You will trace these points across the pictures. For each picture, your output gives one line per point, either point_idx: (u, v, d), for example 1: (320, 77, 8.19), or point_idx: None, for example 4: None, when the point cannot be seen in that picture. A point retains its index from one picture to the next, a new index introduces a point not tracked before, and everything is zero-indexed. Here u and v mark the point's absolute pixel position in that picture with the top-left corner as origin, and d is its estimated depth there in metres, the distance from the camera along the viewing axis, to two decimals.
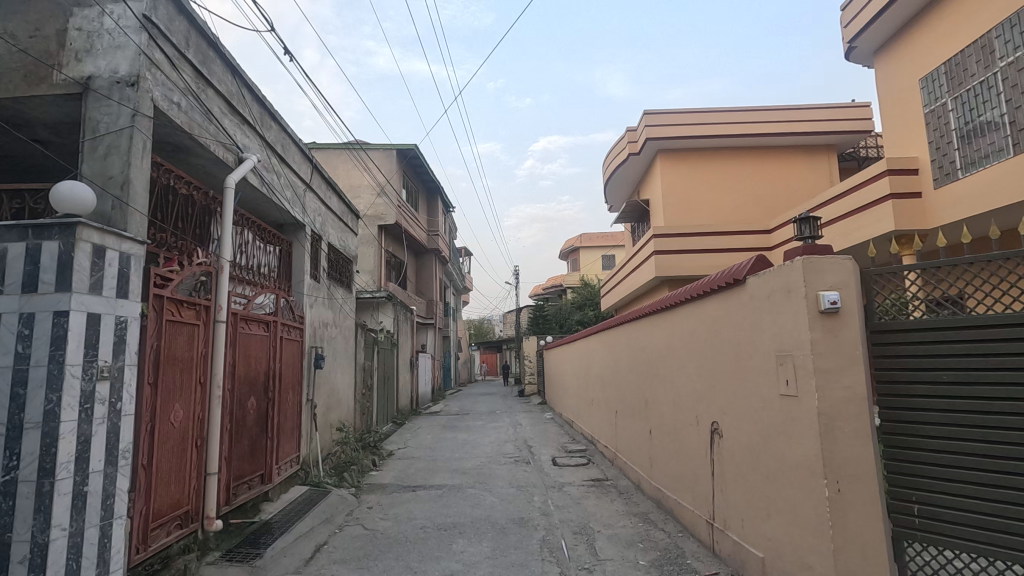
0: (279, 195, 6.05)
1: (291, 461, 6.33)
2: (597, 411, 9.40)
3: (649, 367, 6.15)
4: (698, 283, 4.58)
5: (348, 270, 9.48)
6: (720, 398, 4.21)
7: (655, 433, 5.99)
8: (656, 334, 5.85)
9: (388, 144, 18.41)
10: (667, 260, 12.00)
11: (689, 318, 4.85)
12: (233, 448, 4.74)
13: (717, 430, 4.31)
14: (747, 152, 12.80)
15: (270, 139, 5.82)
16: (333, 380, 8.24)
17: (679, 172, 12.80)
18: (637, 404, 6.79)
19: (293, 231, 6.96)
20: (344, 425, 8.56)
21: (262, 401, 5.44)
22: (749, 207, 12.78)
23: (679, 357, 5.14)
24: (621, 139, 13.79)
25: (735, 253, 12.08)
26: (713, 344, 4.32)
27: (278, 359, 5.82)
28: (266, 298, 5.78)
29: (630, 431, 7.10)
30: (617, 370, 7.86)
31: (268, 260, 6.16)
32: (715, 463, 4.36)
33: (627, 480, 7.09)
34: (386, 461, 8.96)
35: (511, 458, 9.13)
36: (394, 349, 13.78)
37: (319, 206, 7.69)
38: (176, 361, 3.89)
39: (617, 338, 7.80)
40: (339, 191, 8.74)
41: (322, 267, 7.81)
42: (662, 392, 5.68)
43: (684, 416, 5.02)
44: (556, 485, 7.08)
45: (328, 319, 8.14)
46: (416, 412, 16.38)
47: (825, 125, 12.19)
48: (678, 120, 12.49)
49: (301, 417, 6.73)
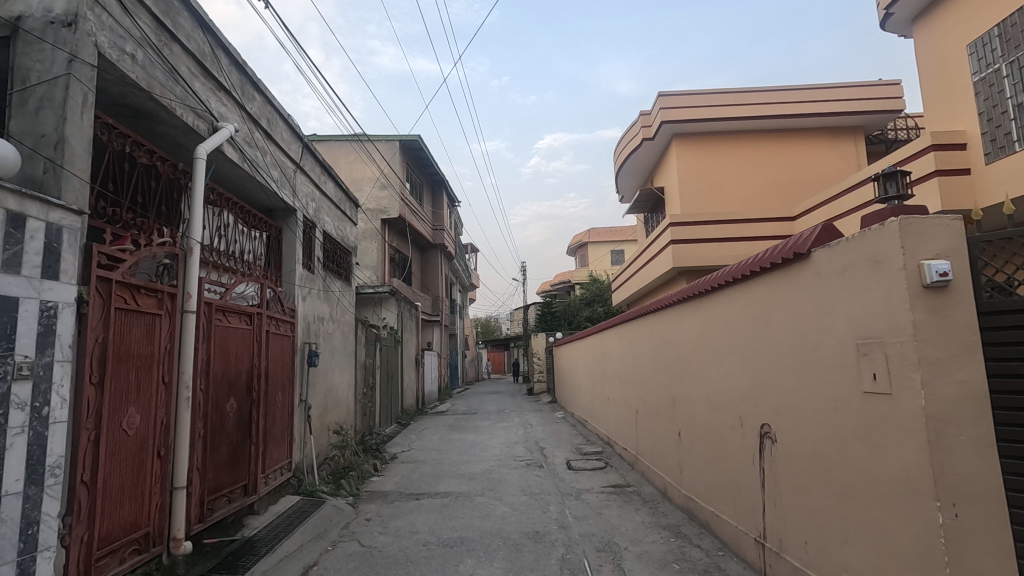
0: (264, 174, 5.46)
1: (281, 469, 5.73)
2: (614, 411, 8.74)
3: (677, 362, 5.51)
4: (742, 264, 3.94)
5: (346, 263, 8.88)
6: (773, 396, 3.58)
7: (686, 437, 5.35)
8: (686, 324, 5.21)
9: (390, 135, 17.80)
10: (685, 249, 11.31)
11: (730, 305, 4.20)
12: (207, 457, 4.15)
13: (768, 433, 3.66)
14: (767, 135, 12.09)
15: (252, 111, 5.23)
16: (329, 379, 7.65)
17: (695, 158, 12.12)
18: (662, 404, 6.15)
19: (283, 217, 6.38)
20: (342, 427, 7.97)
21: (245, 403, 4.83)
22: (772, 193, 12.06)
23: (716, 349, 4.50)
24: (634, 124, 13.12)
25: (757, 241, 11.37)
26: (763, 333, 3.68)
27: (264, 356, 5.21)
28: (252, 287, 5.18)
29: (654, 433, 6.45)
30: (638, 365, 7.21)
31: (252, 247, 5.56)
32: (766, 473, 3.72)
33: (650, 486, 6.45)
34: (389, 466, 8.38)
35: (523, 462, 8.51)
36: (397, 347, 13.18)
37: (312, 190, 7.10)
38: (130, 357, 3.29)
39: (638, 331, 7.16)
40: (336, 177, 8.16)
41: (316, 257, 7.21)
42: (695, 389, 5.03)
43: (724, 417, 4.36)
44: (573, 493, 6.45)
45: (323, 314, 7.55)
46: (421, 412, 15.79)
47: (853, 105, 11.46)
48: (696, 101, 11.79)
49: (293, 420, 6.14)
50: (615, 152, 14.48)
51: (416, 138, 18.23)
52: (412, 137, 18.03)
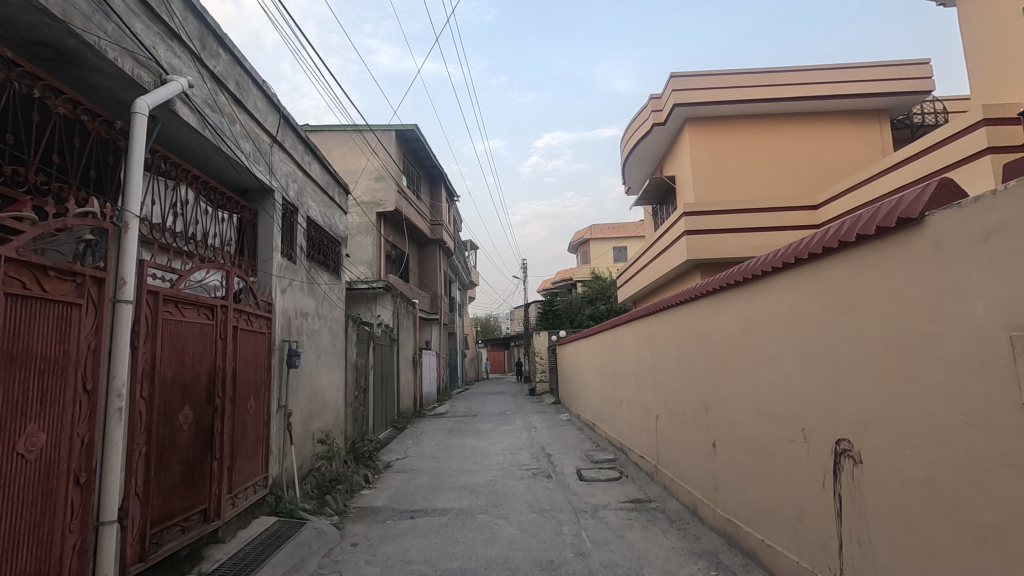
0: (232, 144, 4.70)
1: (255, 486, 4.97)
2: (629, 415, 8.01)
3: (712, 360, 4.76)
4: (810, 240, 3.22)
5: (335, 253, 8.11)
6: (857, 404, 2.83)
7: (724, 449, 4.60)
8: (724, 317, 4.48)
9: (386, 124, 17.03)
10: (701, 241, 10.55)
11: (788, 292, 3.47)
12: (152, 480, 3.39)
13: (847, 451, 2.93)
14: (786, 119, 11.33)
15: (216, 69, 4.48)
16: (315, 380, 6.90)
17: (710, 143, 11.37)
18: (690, 410, 5.39)
19: (259, 198, 5.63)
20: (330, 434, 7.22)
21: (206, 411, 4.07)
22: (790, 181, 11.30)
23: (769, 346, 3.75)
24: (644, 108, 12.38)
25: (778, 231, 10.59)
26: (842, 325, 2.93)
27: (230, 356, 4.45)
28: (215, 274, 4.41)
29: (680, 441, 5.71)
30: (658, 365, 6.47)
31: (219, 230, 4.79)
32: (843, 500, 2.97)
33: (675, 501, 5.72)
34: (381, 476, 7.63)
35: (528, 471, 7.77)
36: (393, 346, 12.45)
37: (293, 170, 6.34)
38: (31, 360, 2.54)
39: (659, 327, 6.41)
40: (322, 157, 7.39)
41: (298, 245, 6.44)
42: (737, 394, 4.28)
43: (779, 428, 3.62)
44: (589, 511, 5.69)
45: (308, 309, 6.79)
46: (419, 414, 15.00)
47: (879, 86, 10.70)
48: (711, 82, 11.05)
49: (270, 428, 5.38)
50: (624, 138, 13.73)
51: (413, 128, 17.45)
52: (409, 127, 17.25)
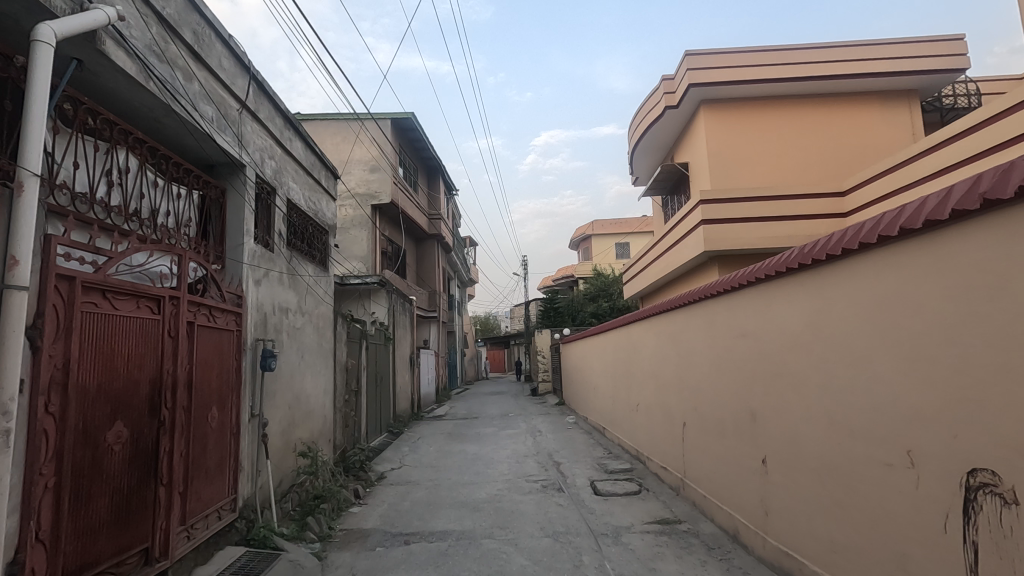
0: (186, 103, 3.92)
1: (219, 511, 4.19)
2: (648, 420, 7.24)
3: (762, 360, 4.00)
4: (924, 207, 2.47)
5: (320, 243, 7.32)
6: (1010, 422, 2.07)
7: (779, 467, 3.82)
8: (780, 310, 3.72)
9: (381, 112, 16.22)
10: (720, 230, 9.78)
11: (884, 275, 2.71)
12: (65, 519, 2.62)
13: (989, 485, 2.17)
14: (809, 100, 10.56)
15: (164, 9, 3.70)
16: (296, 384, 6.11)
17: (728, 126, 10.60)
18: (730, 418, 4.62)
19: (227, 174, 4.86)
20: (314, 444, 6.45)
21: (148, 426, 3.29)
22: (814, 166, 10.52)
23: (848, 345, 3.00)
24: (656, 90, 11.59)
25: (802, 219, 9.81)
26: (985, 314, 2.16)
27: (182, 357, 3.66)
28: (163, 258, 3.62)
29: (715, 454, 4.95)
30: (685, 366, 5.71)
31: (175, 208, 4.01)
32: (980, 551, 2.21)
33: (709, 522, 4.97)
34: (373, 490, 6.87)
35: (537, 483, 6.99)
36: (389, 345, 11.66)
37: (269, 144, 5.56)
38: None
39: (686, 323, 5.63)
40: (304, 133, 6.59)
41: (276, 231, 5.66)
42: (800, 402, 3.51)
43: (867, 448, 2.87)
44: (610, 534, 4.92)
45: (289, 304, 6.00)
46: (416, 417, 14.19)
47: (912, 63, 9.91)
48: (730, 61, 10.28)
49: (240, 441, 4.59)
50: (633, 123, 12.93)
51: (410, 117, 16.58)
52: (405, 115, 16.42)
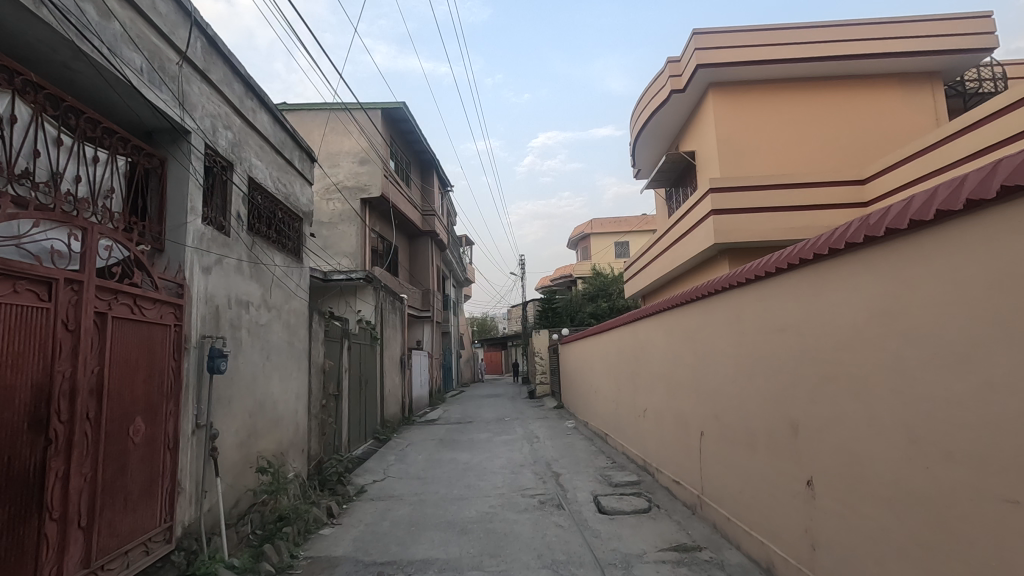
0: (99, 42, 3.19)
1: (146, 546, 3.43)
2: (658, 428, 6.50)
3: (807, 359, 3.27)
4: None
5: (293, 230, 6.58)
6: None
7: (832, 492, 3.09)
8: (834, 299, 3.00)
9: (371, 103, 15.47)
10: (732, 221, 9.06)
11: (1007, 243, 2.00)
12: None
13: None
14: (825, 83, 9.87)
15: None
16: (259, 389, 5.35)
17: (738, 110, 9.89)
18: (761, 429, 3.89)
19: (169, 141, 4.13)
20: (280, 458, 5.69)
21: (28, 445, 2.55)
22: (831, 152, 9.81)
23: (945, 339, 2.28)
24: (661, 73, 10.87)
25: (820, 210, 9.10)
26: None
27: (85, 358, 2.93)
28: (58, 231, 2.87)
29: (742, 470, 4.21)
30: (704, 367, 4.96)
31: (87, 173, 3.27)
32: None
33: (735, 551, 4.23)
34: (350, 508, 6.11)
35: (534, 498, 6.25)
36: (377, 346, 10.94)
37: (225, 111, 4.81)
38: None
39: (706, 318, 4.89)
40: (270, 104, 5.84)
41: (234, 212, 4.91)
42: (865, 412, 2.78)
43: (976, 478, 2.14)
44: (620, 565, 4.18)
45: (251, 297, 5.24)
46: (406, 422, 13.42)
47: (936, 41, 9.21)
48: (740, 41, 9.56)
49: (178, 459, 3.83)
50: (636, 110, 12.21)
51: (401, 107, 15.84)
52: (396, 105, 15.67)
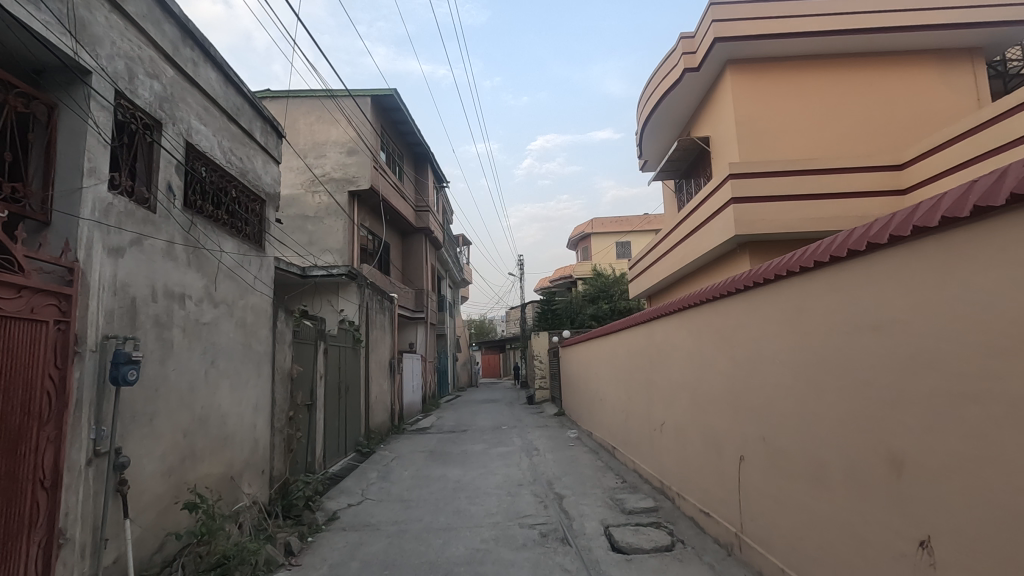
0: None
1: None
2: (680, 447, 5.54)
3: (925, 370, 2.31)
4: None
5: (251, 212, 5.60)
6: None
7: (966, 562, 2.14)
8: (980, 282, 2.05)
9: (360, 89, 14.50)
10: (754, 211, 8.12)
11: None
12: None
13: None
14: (854, 59, 8.95)
15: None
16: (200, 402, 4.38)
17: (759, 89, 8.96)
18: (838, 460, 2.92)
19: (60, 83, 3.17)
20: (224, 485, 4.70)
21: None
22: (860, 135, 8.87)
23: None
24: (674, 51, 9.91)
25: (852, 198, 8.15)
26: None
27: None
28: None
29: (806, 512, 3.23)
30: (748, 376, 3.99)
31: None
32: None
33: None
34: (314, 541, 5.13)
35: (535, 530, 5.28)
36: (361, 348, 9.97)
37: (148, 53, 3.85)
38: None
39: (751, 316, 3.91)
40: (219, 59, 4.88)
41: (159, 182, 3.93)
42: None
43: None
44: None
45: (188, 289, 4.27)
46: (395, 431, 12.43)
47: (983, 12, 8.25)
48: (763, 12, 8.61)
49: (58, 500, 2.86)
50: (644, 95, 11.27)
51: (392, 94, 14.85)
52: (387, 91, 14.70)
